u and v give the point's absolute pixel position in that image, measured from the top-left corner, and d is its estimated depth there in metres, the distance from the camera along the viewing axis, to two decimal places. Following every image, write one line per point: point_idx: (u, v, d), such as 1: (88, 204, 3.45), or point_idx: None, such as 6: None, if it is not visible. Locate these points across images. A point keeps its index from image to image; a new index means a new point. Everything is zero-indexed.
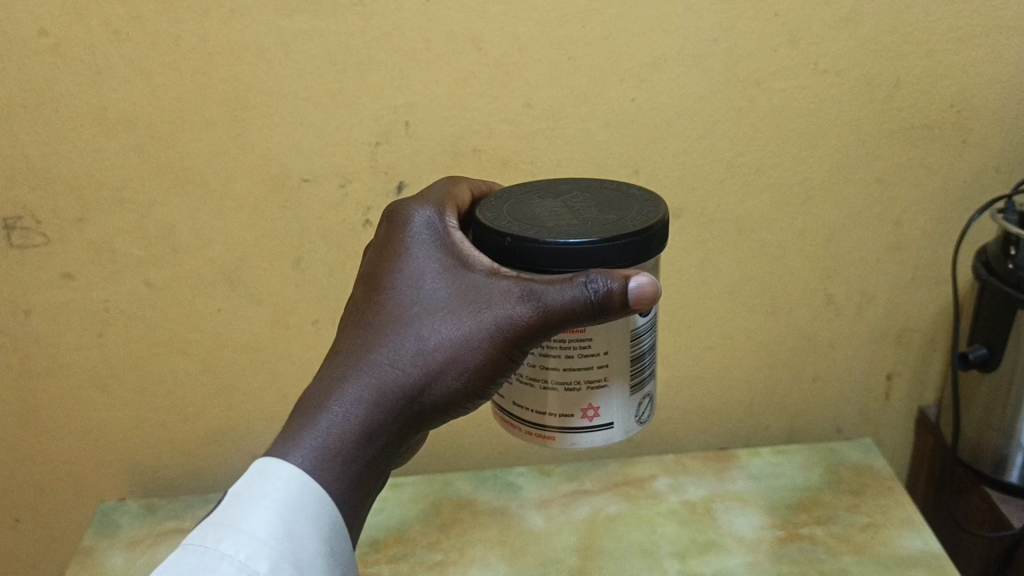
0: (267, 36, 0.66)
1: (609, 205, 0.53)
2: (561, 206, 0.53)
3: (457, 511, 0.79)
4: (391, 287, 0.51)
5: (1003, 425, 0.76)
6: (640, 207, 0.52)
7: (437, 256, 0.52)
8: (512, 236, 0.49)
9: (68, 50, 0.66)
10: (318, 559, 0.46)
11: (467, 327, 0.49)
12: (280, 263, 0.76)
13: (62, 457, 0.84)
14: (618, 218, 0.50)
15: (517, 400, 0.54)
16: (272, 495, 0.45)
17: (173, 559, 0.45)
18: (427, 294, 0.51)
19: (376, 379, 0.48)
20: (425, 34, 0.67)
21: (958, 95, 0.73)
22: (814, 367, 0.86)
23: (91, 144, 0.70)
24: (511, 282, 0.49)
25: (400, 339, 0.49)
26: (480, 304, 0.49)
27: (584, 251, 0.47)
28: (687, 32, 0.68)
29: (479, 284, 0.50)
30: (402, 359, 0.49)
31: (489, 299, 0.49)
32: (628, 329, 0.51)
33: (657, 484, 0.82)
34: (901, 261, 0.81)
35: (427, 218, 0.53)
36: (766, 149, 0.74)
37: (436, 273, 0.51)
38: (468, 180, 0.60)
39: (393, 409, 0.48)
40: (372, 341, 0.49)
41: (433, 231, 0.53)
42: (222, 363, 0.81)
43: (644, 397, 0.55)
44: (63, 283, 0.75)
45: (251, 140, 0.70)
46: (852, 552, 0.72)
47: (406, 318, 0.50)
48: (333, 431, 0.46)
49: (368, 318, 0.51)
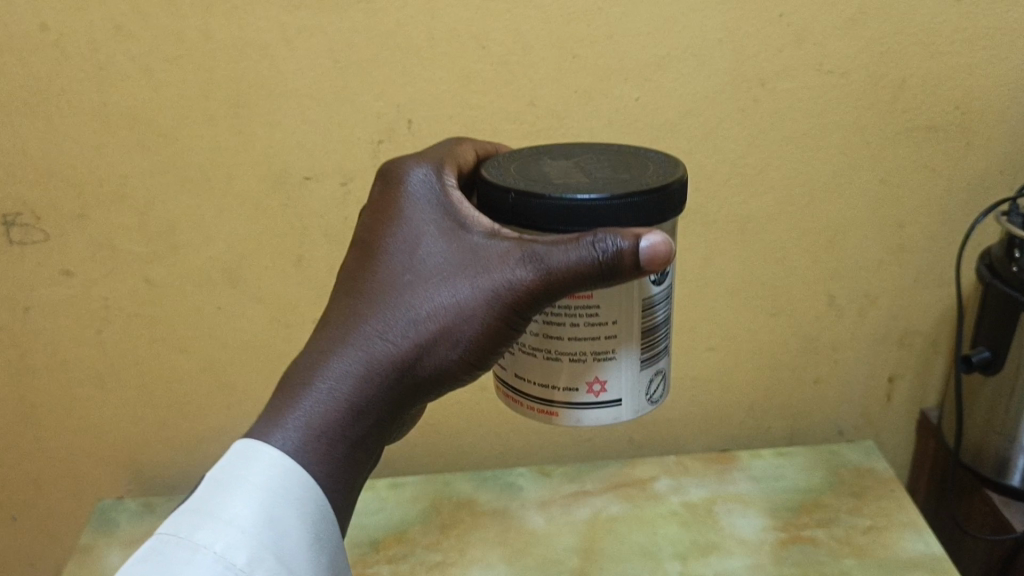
0: (270, 32, 0.66)
1: (624, 166, 0.50)
2: (572, 166, 0.50)
3: (457, 511, 0.79)
4: (383, 252, 0.49)
5: (1006, 428, 0.76)
6: (656, 168, 0.49)
7: (433, 217, 0.49)
8: (515, 192, 0.46)
9: (70, 45, 0.65)
10: (301, 548, 0.44)
11: (464, 294, 0.47)
12: (281, 261, 0.76)
13: (60, 454, 0.84)
14: (632, 177, 0.48)
15: (521, 373, 0.53)
16: (254, 481, 0.43)
17: (145, 549, 0.43)
18: (422, 259, 0.48)
19: (364, 353, 0.46)
20: (429, 31, 0.67)
21: (963, 97, 0.73)
22: (816, 368, 0.86)
23: (92, 140, 0.69)
24: (512, 245, 0.46)
25: (391, 309, 0.47)
26: (477, 269, 0.47)
27: (591, 208, 0.45)
28: (692, 31, 0.68)
29: (477, 247, 0.47)
30: (392, 330, 0.47)
31: (487, 263, 0.47)
32: (639, 296, 0.49)
33: (658, 485, 0.82)
34: (904, 263, 0.81)
35: (425, 176, 0.51)
36: (770, 150, 0.73)
37: (432, 235, 0.49)
38: (472, 141, 0.58)
39: (383, 384, 0.46)
40: (362, 311, 0.47)
41: (431, 190, 0.50)
42: (222, 362, 0.81)
43: (656, 373, 0.53)
44: (63, 280, 0.75)
45: (253, 137, 0.70)
46: (854, 555, 0.72)
47: (399, 286, 0.48)
48: (315, 410, 0.45)
49: (360, 287, 0.49)
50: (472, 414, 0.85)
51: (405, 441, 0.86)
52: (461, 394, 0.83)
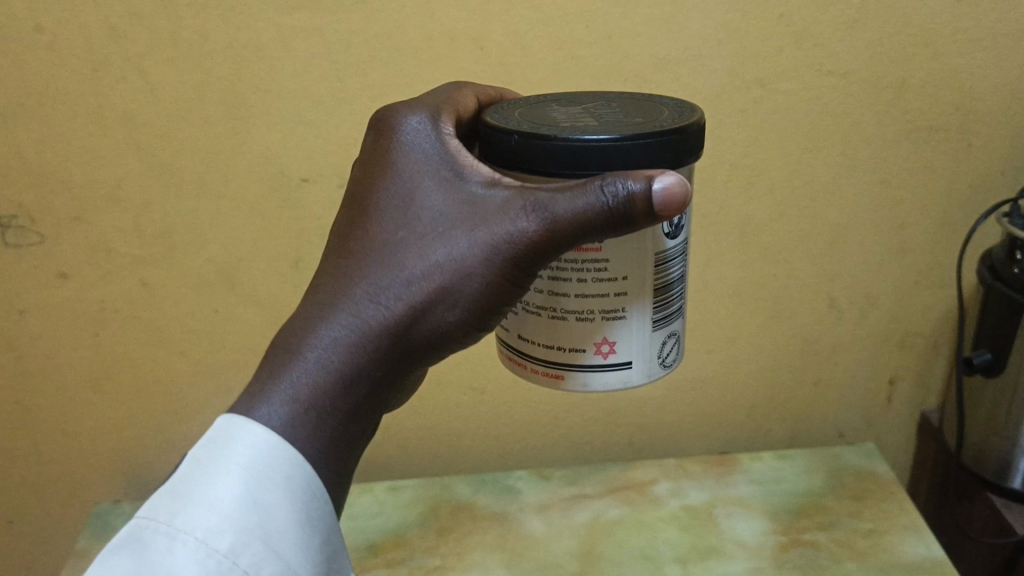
0: (266, 33, 0.65)
1: (636, 112, 0.49)
2: (581, 112, 0.50)
3: (456, 515, 0.78)
4: (377, 210, 0.48)
5: (1008, 430, 0.75)
6: (671, 113, 0.49)
7: (429, 170, 0.48)
8: (519, 134, 0.45)
9: (65, 47, 0.65)
10: (291, 527, 0.43)
11: (462, 250, 0.45)
12: (278, 265, 0.75)
13: (56, 458, 0.83)
14: (645, 120, 0.47)
15: (526, 334, 0.52)
16: (237, 459, 0.43)
17: (127, 534, 0.43)
18: (418, 215, 0.47)
19: (358, 316, 0.45)
20: (427, 33, 0.66)
21: (964, 97, 0.72)
22: (816, 370, 0.86)
23: (87, 142, 0.69)
24: (512, 195, 0.45)
25: (386, 269, 0.46)
26: (476, 223, 0.46)
27: (599, 148, 0.44)
28: (691, 33, 0.68)
29: (475, 200, 0.46)
30: (387, 291, 0.45)
31: (485, 217, 0.45)
32: (651, 253, 0.49)
33: (658, 488, 0.81)
34: (905, 264, 0.80)
35: (420, 127, 0.50)
36: (769, 151, 0.73)
37: (428, 189, 0.48)
38: (474, 86, 0.57)
39: (379, 347, 0.45)
40: (357, 271, 0.46)
41: (427, 138, 0.49)
42: (219, 365, 0.80)
43: (669, 336, 0.53)
44: (59, 283, 0.74)
45: (250, 139, 0.69)
46: (856, 559, 0.71)
47: (394, 244, 0.47)
48: (308, 377, 0.44)
49: (353, 247, 0.48)
50: (471, 417, 0.84)
51: (404, 443, 0.86)
52: (459, 397, 0.83)
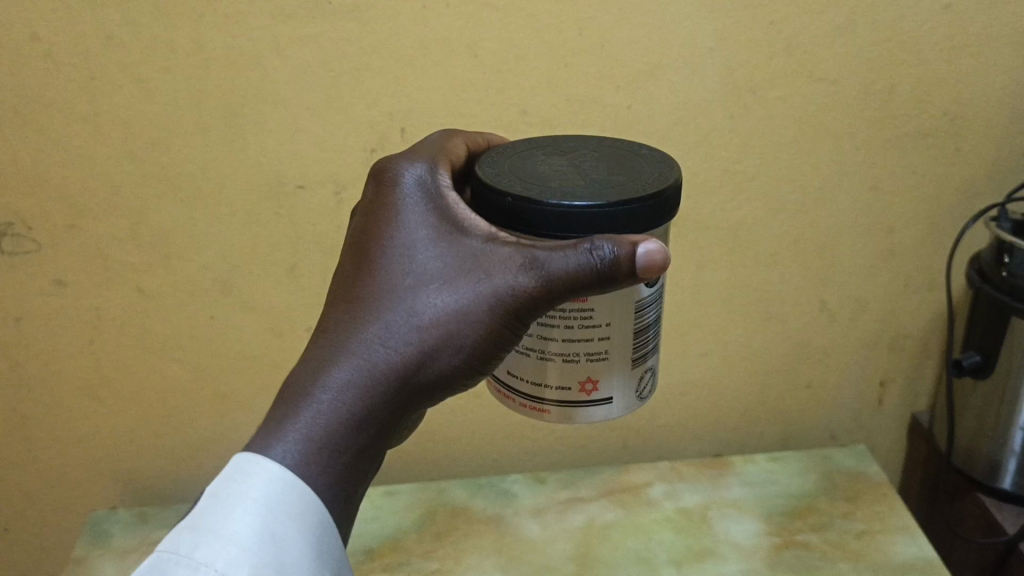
0: (262, 41, 0.66)
1: (618, 166, 0.50)
2: (567, 164, 0.51)
3: (453, 519, 0.79)
4: (379, 256, 0.48)
5: (996, 431, 0.76)
6: (652, 169, 0.50)
7: (430, 219, 0.49)
8: (512, 196, 0.47)
9: (61, 55, 0.65)
10: (303, 562, 0.45)
11: (465, 299, 0.46)
12: (274, 271, 0.76)
13: (53, 464, 0.83)
14: (629, 179, 0.48)
15: (514, 371, 0.53)
16: (251, 495, 0.44)
17: (147, 566, 0.43)
18: (422, 263, 0.48)
19: (366, 361, 0.45)
20: (422, 41, 0.67)
21: (951, 103, 0.73)
22: (808, 373, 0.87)
23: (84, 150, 0.69)
24: (512, 248, 0.46)
25: (392, 314, 0.46)
26: (477, 274, 0.46)
27: (589, 215, 0.45)
28: (683, 39, 0.68)
29: (475, 251, 0.47)
30: (394, 337, 0.46)
31: (487, 268, 0.46)
32: (632, 302, 0.50)
33: (652, 491, 0.82)
34: (895, 268, 0.81)
35: (420, 181, 0.50)
36: (760, 157, 0.74)
37: (430, 238, 0.48)
38: (462, 133, 0.57)
39: (386, 392, 0.45)
40: (360, 316, 0.47)
41: (427, 189, 0.50)
42: (215, 371, 0.80)
43: (646, 372, 0.54)
44: (55, 290, 0.75)
45: (246, 146, 0.70)
46: (848, 559, 0.72)
47: (397, 290, 0.47)
48: (318, 421, 0.44)
49: (358, 290, 0.48)
50: (466, 422, 0.85)
51: (400, 450, 0.86)
52: (455, 402, 0.83)
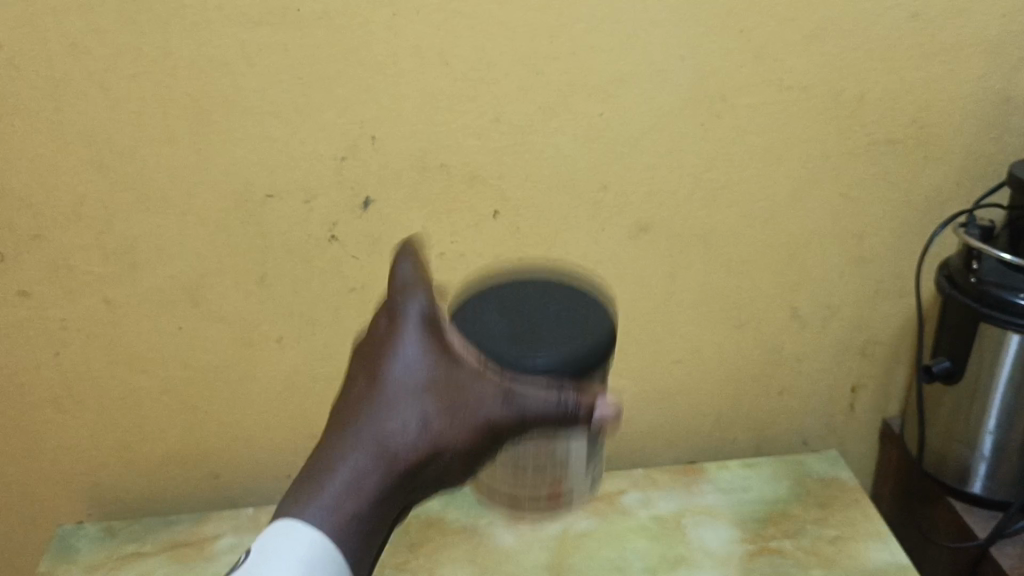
0: (230, 49, 0.65)
1: (560, 311, 0.50)
2: (510, 309, 0.50)
3: (426, 530, 0.78)
4: (374, 359, 0.46)
5: (967, 436, 0.77)
6: (589, 317, 0.50)
7: (422, 327, 0.47)
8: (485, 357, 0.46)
9: (23, 62, 0.64)
10: None
11: (456, 420, 0.45)
12: (243, 281, 0.75)
13: (17, 478, 0.82)
14: (573, 333, 0.48)
15: None
16: (294, 558, 0.42)
17: None
18: (415, 372, 0.46)
19: (366, 469, 0.44)
20: (392, 48, 0.66)
21: (919, 111, 0.74)
22: (781, 379, 0.87)
23: (48, 159, 0.68)
24: (500, 379, 0.45)
25: (386, 423, 0.45)
26: (468, 396, 0.45)
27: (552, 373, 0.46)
28: (655, 48, 0.68)
29: (467, 372, 0.46)
30: (390, 447, 0.45)
31: (476, 393, 0.45)
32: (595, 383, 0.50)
33: (627, 499, 0.81)
34: (865, 275, 0.82)
35: (413, 289, 0.47)
36: (732, 164, 0.74)
37: (424, 345, 0.46)
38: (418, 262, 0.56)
39: (387, 503, 0.45)
40: (351, 420, 0.45)
41: (420, 288, 0.48)
42: (184, 383, 0.79)
43: None
44: (19, 301, 0.73)
45: (214, 155, 0.69)
46: (822, 566, 0.72)
47: (392, 395, 0.45)
48: (321, 527, 0.43)
49: (355, 395, 0.46)
50: None
51: None
52: None
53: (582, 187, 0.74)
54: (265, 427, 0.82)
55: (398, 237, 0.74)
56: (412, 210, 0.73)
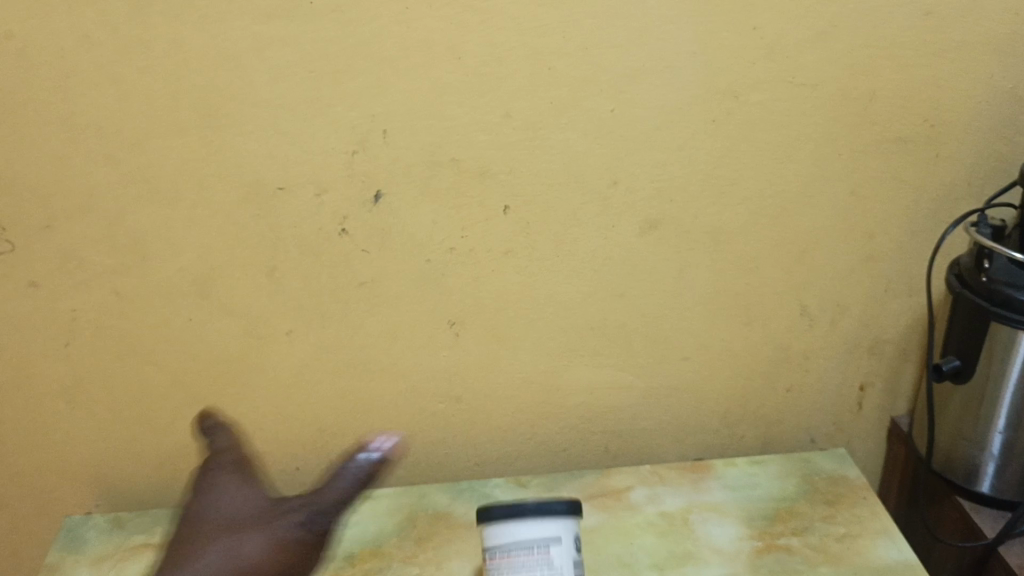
0: (241, 42, 0.65)
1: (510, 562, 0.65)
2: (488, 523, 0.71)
3: (434, 524, 0.78)
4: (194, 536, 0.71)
5: (976, 435, 0.77)
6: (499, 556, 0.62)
7: (236, 483, 0.74)
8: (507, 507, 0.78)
9: (35, 54, 0.64)
10: None
11: (274, 539, 0.69)
12: (253, 274, 0.74)
13: (26, 469, 0.82)
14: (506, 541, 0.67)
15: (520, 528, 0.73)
16: None
17: None
18: (233, 510, 0.72)
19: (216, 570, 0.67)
20: (404, 42, 0.66)
21: (931, 109, 0.74)
22: (789, 376, 0.87)
23: (59, 151, 0.68)
24: (292, 510, 0.71)
25: (214, 554, 0.68)
26: (267, 527, 0.70)
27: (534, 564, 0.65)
28: (666, 44, 0.68)
29: (269, 508, 0.72)
30: (223, 561, 0.68)
31: (268, 523, 0.70)
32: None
33: (634, 495, 0.81)
34: (875, 272, 0.82)
35: (219, 502, 0.73)
36: (743, 160, 0.74)
37: (236, 492, 0.73)
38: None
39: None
40: (179, 558, 0.67)
41: (228, 472, 0.75)
42: (192, 375, 0.79)
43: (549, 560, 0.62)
44: (29, 293, 0.74)
45: (225, 148, 0.69)
46: (829, 563, 0.72)
47: (227, 529, 0.70)
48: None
49: (190, 541, 0.70)
50: (447, 425, 0.85)
51: None
52: (436, 405, 0.83)
53: (592, 183, 0.74)
54: (273, 420, 0.82)
55: (408, 231, 0.74)
56: (422, 205, 0.73)
